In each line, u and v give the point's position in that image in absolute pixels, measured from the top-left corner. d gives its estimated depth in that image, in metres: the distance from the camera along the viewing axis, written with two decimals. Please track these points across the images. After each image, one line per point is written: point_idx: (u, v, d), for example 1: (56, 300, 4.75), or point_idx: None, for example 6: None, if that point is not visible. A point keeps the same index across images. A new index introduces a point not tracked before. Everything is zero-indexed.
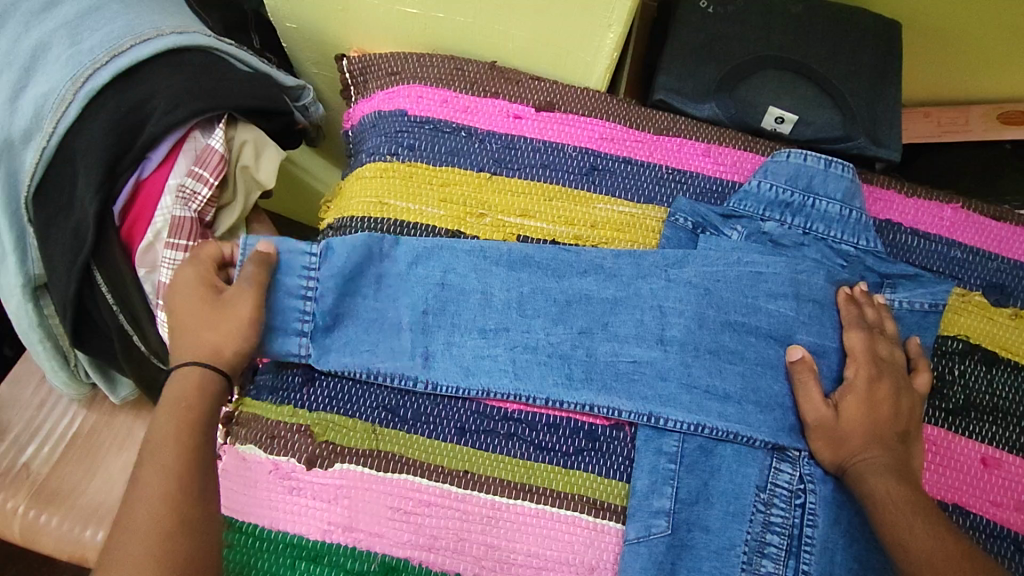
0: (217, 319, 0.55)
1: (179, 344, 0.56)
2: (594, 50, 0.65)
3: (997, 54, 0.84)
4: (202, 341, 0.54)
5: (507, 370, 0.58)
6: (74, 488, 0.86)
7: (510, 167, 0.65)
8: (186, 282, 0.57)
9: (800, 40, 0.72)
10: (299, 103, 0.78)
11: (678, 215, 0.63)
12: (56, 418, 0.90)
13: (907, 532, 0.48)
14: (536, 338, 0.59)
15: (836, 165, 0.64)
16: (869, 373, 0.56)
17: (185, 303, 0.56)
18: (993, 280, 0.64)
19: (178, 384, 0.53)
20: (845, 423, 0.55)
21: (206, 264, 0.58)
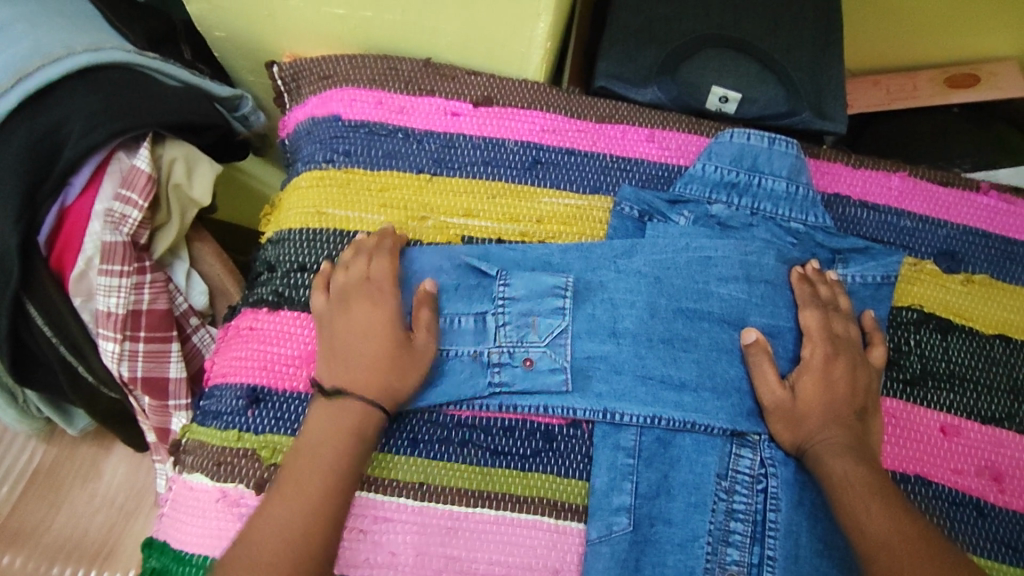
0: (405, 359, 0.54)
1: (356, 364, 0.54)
2: (527, 40, 0.63)
3: (942, 17, 0.84)
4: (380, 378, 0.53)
5: (459, 376, 0.56)
6: (39, 525, 0.92)
7: (450, 167, 0.63)
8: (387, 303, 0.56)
9: (739, 16, 0.70)
10: (237, 113, 0.75)
11: (623, 204, 0.62)
12: (16, 455, 0.95)
13: (863, 515, 0.48)
14: (481, 337, 0.57)
15: (779, 142, 0.63)
16: (824, 351, 0.56)
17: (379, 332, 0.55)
18: (943, 247, 0.63)
19: (341, 408, 0.52)
20: (799, 403, 0.54)
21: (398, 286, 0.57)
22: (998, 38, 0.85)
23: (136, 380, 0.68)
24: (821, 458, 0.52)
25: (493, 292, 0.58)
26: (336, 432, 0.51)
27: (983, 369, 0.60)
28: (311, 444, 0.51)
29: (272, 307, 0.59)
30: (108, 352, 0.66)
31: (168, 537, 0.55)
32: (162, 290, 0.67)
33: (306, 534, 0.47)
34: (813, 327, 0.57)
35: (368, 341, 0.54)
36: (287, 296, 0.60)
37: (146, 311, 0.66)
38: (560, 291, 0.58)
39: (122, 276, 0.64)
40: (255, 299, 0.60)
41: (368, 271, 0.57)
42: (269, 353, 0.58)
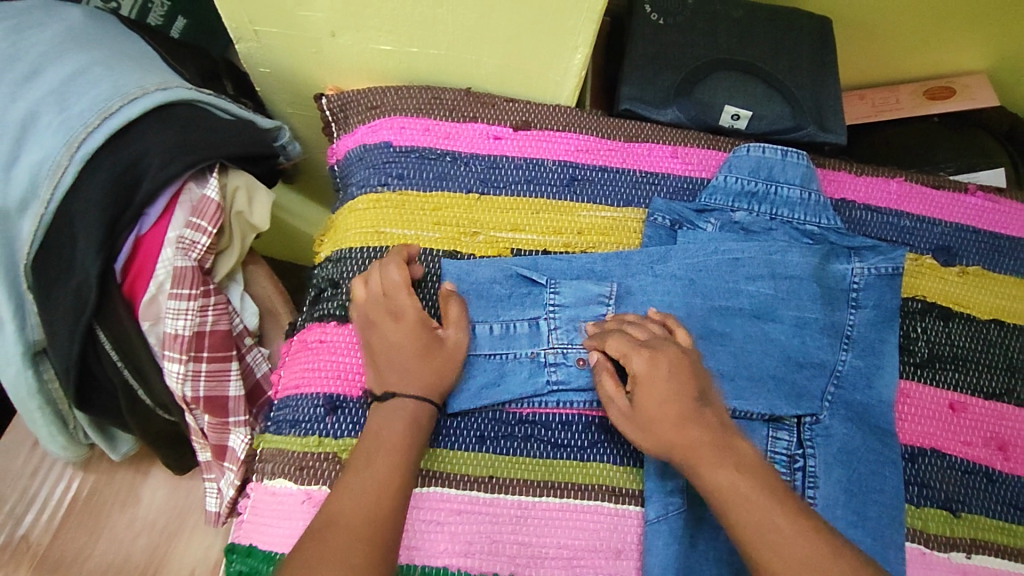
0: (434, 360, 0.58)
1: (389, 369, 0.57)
2: (562, 70, 0.69)
3: (918, 37, 0.93)
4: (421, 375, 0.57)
5: (521, 375, 0.61)
6: (81, 552, 0.93)
7: (496, 186, 0.69)
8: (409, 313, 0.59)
9: (744, 44, 0.78)
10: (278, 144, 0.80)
11: (656, 215, 0.68)
12: (51, 485, 0.96)
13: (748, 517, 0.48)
14: (536, 339, 0.63)
15: (791, 154, 0.69)
16: (648, 359, 0.55)
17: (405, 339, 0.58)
18: (939, 243, 0.71)
19: (395, 407, 0.56)
20: (646, 413, 0.54)
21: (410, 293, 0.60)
22: (967, 55, 0.94)
23: (198, 399, 0.71)
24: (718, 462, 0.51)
25: (545, 299, 0.64)
26: (399, 428, 0.55)
27: (982, 350, 0.67)
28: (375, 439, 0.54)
29: (340, 321, 0.64)
30: (173, 373, 0.69)
31: (253, 541, 0.58)
32: (224, 312, 0.71)
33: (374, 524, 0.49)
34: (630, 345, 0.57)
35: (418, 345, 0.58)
36: (353, 310, 0.64)
37: (209, 332, 0.70)
38: (604, 299, 0.64)
39: (190, 299, 0.67)
40: (321, 314, 0.65)
41: (384, 287, 0.60)
42: (340, 364, 0.62)
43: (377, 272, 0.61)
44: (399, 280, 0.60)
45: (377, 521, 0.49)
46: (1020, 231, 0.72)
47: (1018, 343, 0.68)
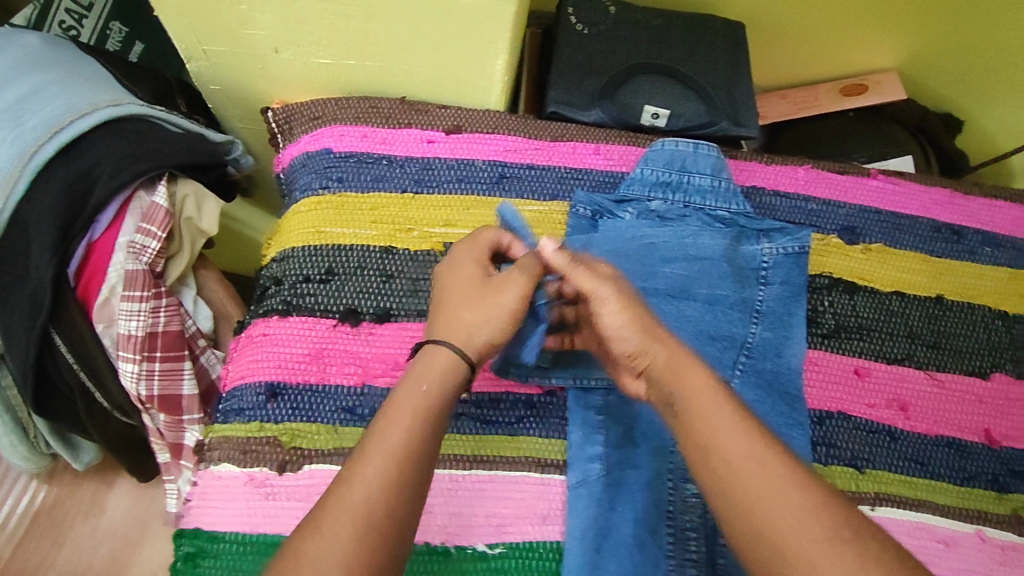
0: (488, 297, 0.57)
1: (433, 316, 0.58)
2: (487, 76, 0.74)
3: (831, 38, 1.00)
4: (459, 319, 0.56)
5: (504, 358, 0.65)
6: (44, 562, 0.96)
7: (429, 186, 0.74)
8: (461, 264, 0.60)
9: (662, 48, 0.84)
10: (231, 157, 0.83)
11: (578, 207, 0.72)
12: (16, 497, 0.98)
13: (710, 437, 0.48)
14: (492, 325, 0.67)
15: (703, 146, 0.74)
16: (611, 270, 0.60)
17: (458, 285, 0.58)
18: (845, 223, 0.76)
19: (415, 370, 0.54)
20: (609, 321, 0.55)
21: (485, 252, 0.61)
22: (879, 54, 1.01)
23: (153, 398, 0.75)
24: (683, 370, 0.51)
25: None
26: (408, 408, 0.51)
27: (884, 320, 0.73)
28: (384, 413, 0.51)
29: (283, 315, 0.68)
30: (127, 373, 0.73)
31: (200, 523, 0.61)
32: (176, 313, 0.75)
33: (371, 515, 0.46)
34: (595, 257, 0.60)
35: (464, 286, 0.58)
36: (295, 304, 0.68)
37: (162, 333, 0.74)
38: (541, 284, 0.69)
39: (142, 301, 0.71)
40: (266, 310, 0.69)
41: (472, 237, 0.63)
42: (282, 354, 0.66)
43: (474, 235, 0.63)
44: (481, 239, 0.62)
45: (368, 513, 0.46)
46: (919, 211, 0.78)
47: (918, 313, 0.73)
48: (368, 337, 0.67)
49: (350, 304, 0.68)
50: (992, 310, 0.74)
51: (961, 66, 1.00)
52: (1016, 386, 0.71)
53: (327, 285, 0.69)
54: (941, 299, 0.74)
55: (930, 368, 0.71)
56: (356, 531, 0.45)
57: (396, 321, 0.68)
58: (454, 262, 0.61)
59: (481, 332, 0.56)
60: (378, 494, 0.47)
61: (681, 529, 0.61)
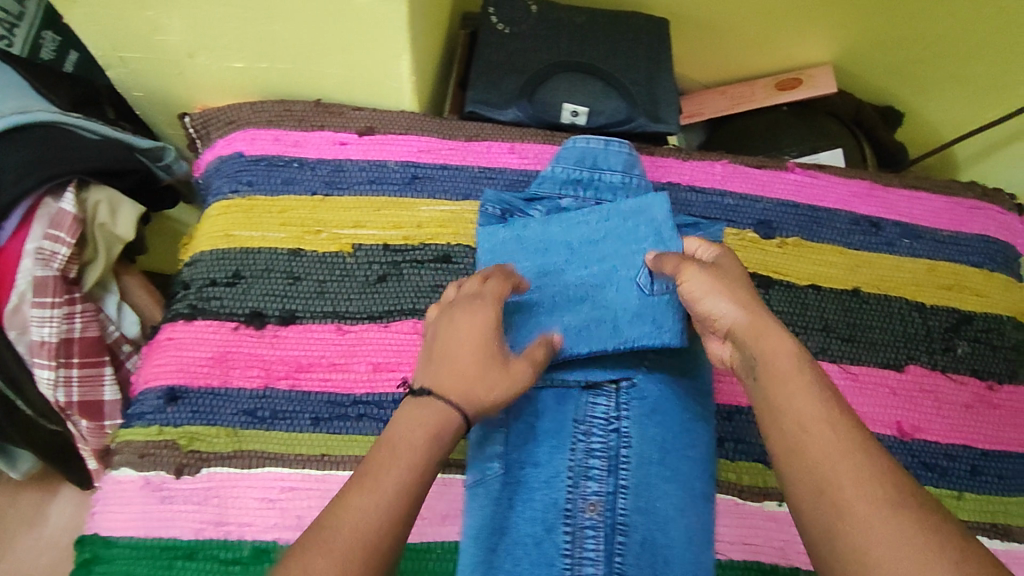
0: (491, 369, 0.54)
1: (433, 367, 0.54)
2: (396, 77, 0.74)
3: (765, 33, 1.00)
4: (460, 378, 0.53)
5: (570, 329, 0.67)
6: None
7: (340, 188, 0.74)
8: (470, 320, 0.56)
9: (583, 46, 0.84)
10: (162, 163, 0.85)
11: (487, 206, 0.72)
12: None
13: (784, 399, 0.45)
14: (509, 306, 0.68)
15: (614, 142, 0.74)
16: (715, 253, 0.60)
17: (461, 343, 0.55)
18: (761, 218, 0.76)
19: (423, 410, 0.51)
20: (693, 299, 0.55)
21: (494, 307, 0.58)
22: (814, 47, 1.01)
23: (72, 404, 0.76)
24: (762, 330, 0.49)
25: (393, 288, 0.70)
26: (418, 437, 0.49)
27: (799, 313, 0.73)
28: (396, 433, 0.50)
29: (187, 318, 0.68)
30: (43, 379, 0.73)
31: (97, 529, 0.61)
32: (93, 319, 0.76)
33: (370, 534, 0.43)
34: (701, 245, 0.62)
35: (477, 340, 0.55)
36: (200, 308, 0.68)
37: (78, 338, 0.75)
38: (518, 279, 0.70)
39: (54, 307, 0.72)
40: (172, 314, 0.69)
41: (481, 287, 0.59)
42: (185, 358, 0.66)
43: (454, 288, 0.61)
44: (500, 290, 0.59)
45: (367, 532, 0.43)
46: (837, 203, 0.77)
47: (833, 306, 0.73)
48: (273, 339, 0.67)
49: (255, 307, 0.68)
50: (908, 302, 0.74)
51: (897, 58, 1.00)
52: (930, 378, 0.71)
53: (233, 288, 0.69)
54: (857, 291, 0.74)
55: (844, 361, 0.71)
56: (352, 550, 0.42)
57: (301, 323, 0.68)
58: (460, 318, 0.57)
59: (486, 396, 0.53)
60: (377, 515, 0.44)
61: (581, 526, 0.61)
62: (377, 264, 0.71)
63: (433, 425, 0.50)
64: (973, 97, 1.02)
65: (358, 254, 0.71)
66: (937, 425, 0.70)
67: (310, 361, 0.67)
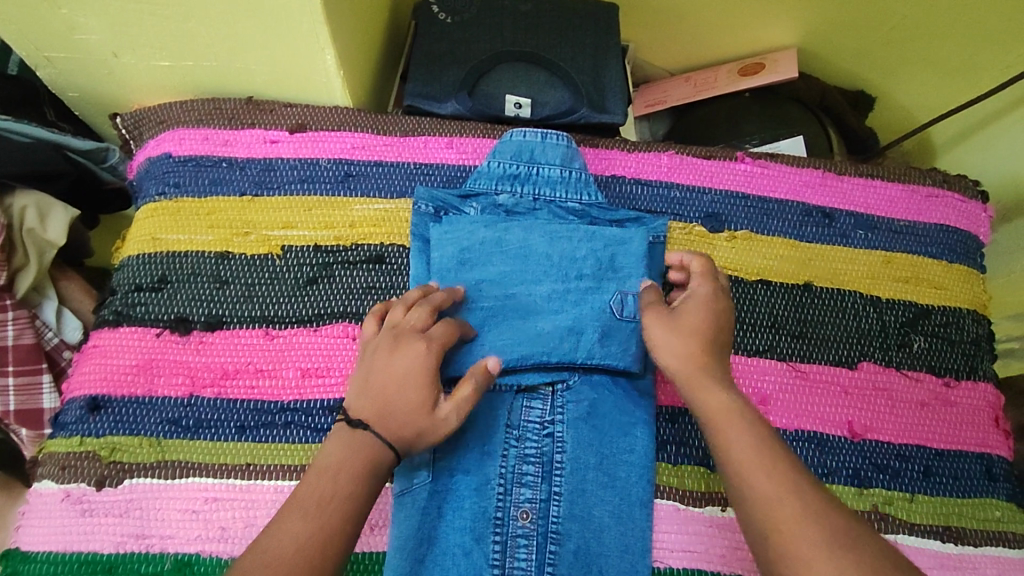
0: (425, 411, 0.55)
1: (366, 400, 0.54)
2: (324, 73, 0.72)
3: (726, 16, 0.96)
4: (402, 420, 0.54)
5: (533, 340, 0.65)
6: None
7: (270, 188, 0.72)
8: (412, 358, 0.56)
9: (528, 34, 0.81)
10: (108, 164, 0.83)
11: (419, 203, 0.69)
12: None
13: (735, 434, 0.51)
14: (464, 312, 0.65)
15: (551, 136, 0.72)
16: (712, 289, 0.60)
17: (401, 382, 0.55)
18: (708, 210, 0.73)
19: (354, 441, 0.52)
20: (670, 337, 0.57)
21: (438, 347, 0.58)
22: (776, 31, 0.97)
23: (10, 413, 0.74)
24: (700, 385, 0.54)
25: (327, 289, 0.68)
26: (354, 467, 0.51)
27: (747, 309, 0.70)
28: (341, 453, 0.52)
29: (112, 326, 0.66)
30: None
31: (18, 542, 0.60)
32: (27, 326, 0.75)
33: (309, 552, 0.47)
34: (685, 255, 0.64)
35: (419, 379, 0.55)
36: (126, 314, 0.67)
37: (13, 346, 0.74)
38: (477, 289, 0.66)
39: None
40: (99, 320, 0.67)
41: (425, 323, 0.59)
42: (108, 367, 0.65)
43: (403, 311, 0.60)
44: (427, 324, 0.59)
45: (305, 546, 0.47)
46: (788, 194, 0.74)
47: (784, 301, 0.70)
48: (199, 346, 0.66)
49: (180, 312, 0.67)
50: (863, 296, 0.71)
51: (863, 40, 0.96)
52: (884, 375, 0.69)
53: (158, 294, 0.67)
54: (809, 286, 0.71)
55: (794, 359, 0.68)
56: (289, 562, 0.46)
57: (228, 329, 0.66)
58: (399, 355, 0.56)
59: (419, 438, 0.54)
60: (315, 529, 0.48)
61: (512, 536, 0.59)
62: (307, 266, 0.69)
63: (378, 447, 0.52)
64: (943, 80, 0.98)
65: (288, 255, 0.69)
66: (890, 424, 0.67)
67: (236, 368, 0.65)
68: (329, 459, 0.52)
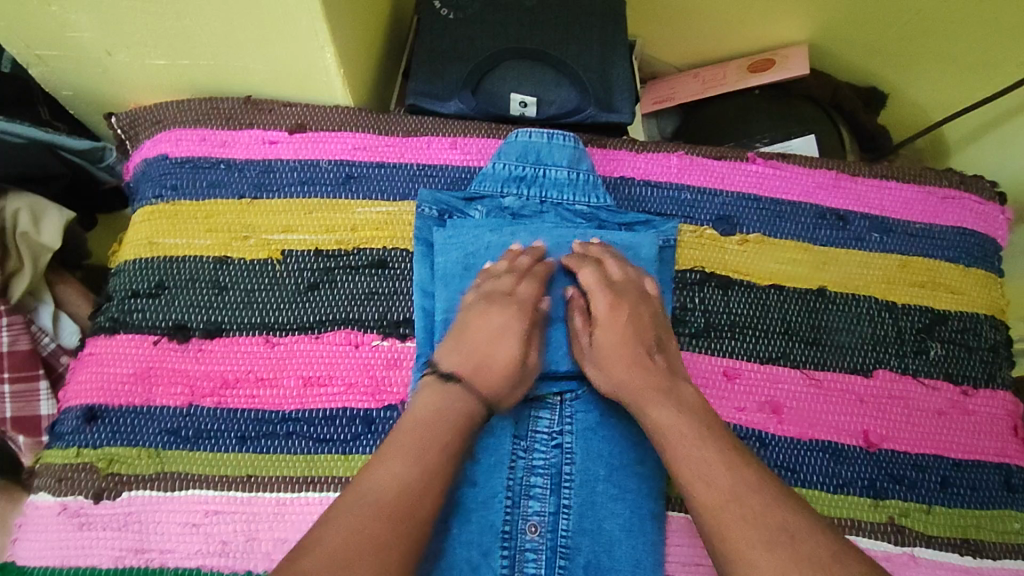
0: (512, 366, 0.59)
1: (460, 356, 0.58)
2: (325, 71, 0.70)
3: (735, 11, 0.93)
4: (498, 371, 0.58)
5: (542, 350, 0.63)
6: None
7: (269, 190, 0.70)
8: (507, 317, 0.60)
9: (533, 30, 0.79)
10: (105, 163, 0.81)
11: (422, 206, 0.67)
12: None
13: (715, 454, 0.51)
14: None
15: (558, 136, 0.70)
16: (608, 300, 0.61)
17: (493, 339, 0.59)
18: (720, 213, 0.71)
19: (448, 392, 0.56)
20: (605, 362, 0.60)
21: (529, 305, 0.61)
22: (787, 26, 0.95)
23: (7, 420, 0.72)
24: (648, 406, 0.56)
25: (328, 295, 0.66)
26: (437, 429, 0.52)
27: (759, 316, 0.68)
28: (432, 404, 0.55)
29: (109, 333, 0.65)
30: None
31: (14, 556, 0.59)
32: (22, 331, 0.72)
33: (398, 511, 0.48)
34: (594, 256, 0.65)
35: (509, 339, 0.59)
36: (122, 321, 0.65)
37: (9, 352, 0.72)
38: None
39: None
40: (95, 327, 0.66)
41: (515, 286, 0.62)
42: (105, 375, 0.63)
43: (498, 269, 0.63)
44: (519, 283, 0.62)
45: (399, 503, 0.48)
46: (801, 195, 0.72)
47: (797, 307, 0.68)
48: (198, 354, 0.64)
49: (178, 319, 0.65)
50: (878, 301, 0.69)
51: (876, 36, 0.94)
52: (900, 384, 0.67)
53: (155, 299, 0.66)
54: (823, 291, 0.69)
55: (808, 366, 0.67)
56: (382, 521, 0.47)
57: (227, 336, 0.65)
58: (491, 315, 0.60)
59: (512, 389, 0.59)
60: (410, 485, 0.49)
61: (520, 549, 0.58)
62: (308, 271, 0.67)
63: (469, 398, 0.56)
64: (957, 77, 0.95)
65: (288, 260, 0.67)
66: (906, 434, 0.65)
67: (236, 377, 0.63)
68: (426, 409, 0.54)
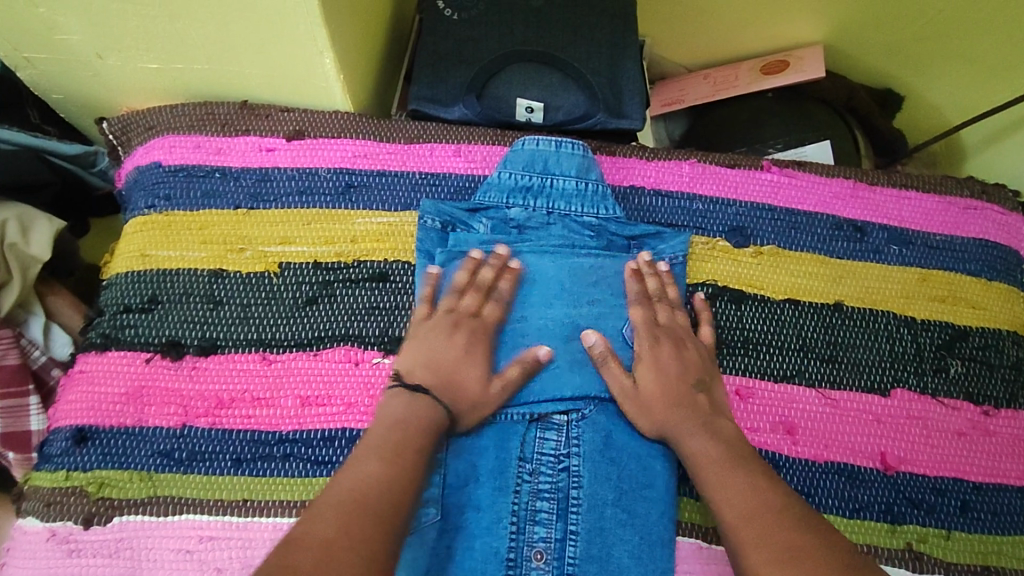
0: (474, 386, 0.58)
1: (421, 371, 0.57)
2: (323, 77, 0.67)
3: (748, 10, 0.90)
4: (459, 388, 0.57)
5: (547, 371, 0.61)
6: None
7: (266, 200, 0.67)
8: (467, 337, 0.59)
9: (540, 31, 0.76)
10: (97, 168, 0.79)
11: (425, 218, 0.65)
12: None
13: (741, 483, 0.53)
14: None
15: (566, 145, 0.67)
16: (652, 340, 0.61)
17: (453, 356, 0.58)
18: (733, 224, 0.69)
19: (410, 401, 0.55)
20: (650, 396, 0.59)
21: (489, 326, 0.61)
22: (801, 27, 0.92)
23: None
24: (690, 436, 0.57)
25: (327, 311, 0.64)
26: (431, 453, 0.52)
27: (774, 332, 0.65)
28: (396, 409, 0.55)
29: (100, 349, 0.62)
30: None
31: None
32: (11, 345, 0.71)
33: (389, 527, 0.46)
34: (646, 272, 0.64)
35: (474, 362, 0.59)
36: (114, 337, 0.63)
37: None
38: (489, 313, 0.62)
39: None
40: (85, 344, 0.63)
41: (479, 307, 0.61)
42: (96, 395, 0.61)
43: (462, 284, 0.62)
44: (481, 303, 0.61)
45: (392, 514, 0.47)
46: (817, 206, 0.70)
47: (813, 323, 0.66)
48: (192, 372, 0.62)
49: (172, 336, 0.63)
50: (897, 317, 0.67)
51: (893, 37, 0.91)
52: (919, 403, 0.65)
53: (148, 315, 0.63)
54: (840, 306, 0.67)
55: (824, 385, 0.64)
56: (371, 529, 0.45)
57: (222, 353, 0.62)
58: (455, 333, 0.59)
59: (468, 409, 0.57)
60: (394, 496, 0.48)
61: None
62: (306, 285, 0.65)
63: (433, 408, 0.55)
64: (976, 80, 0.92)
65: (286, 273, 0.65)
66: (925, 456, 0.63)
67: (232, 396, 0.61)
68: (388, 414, 0.54)
